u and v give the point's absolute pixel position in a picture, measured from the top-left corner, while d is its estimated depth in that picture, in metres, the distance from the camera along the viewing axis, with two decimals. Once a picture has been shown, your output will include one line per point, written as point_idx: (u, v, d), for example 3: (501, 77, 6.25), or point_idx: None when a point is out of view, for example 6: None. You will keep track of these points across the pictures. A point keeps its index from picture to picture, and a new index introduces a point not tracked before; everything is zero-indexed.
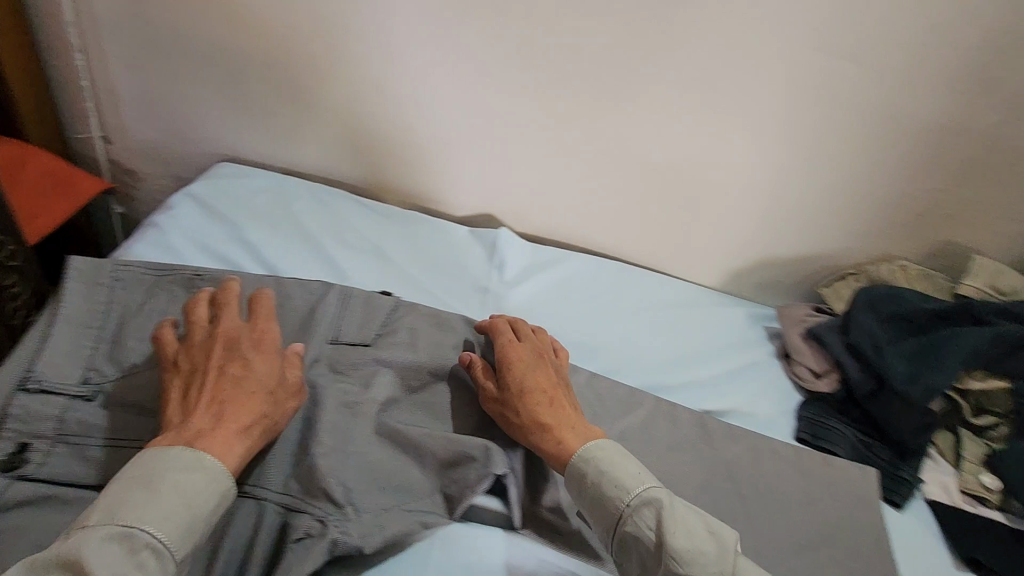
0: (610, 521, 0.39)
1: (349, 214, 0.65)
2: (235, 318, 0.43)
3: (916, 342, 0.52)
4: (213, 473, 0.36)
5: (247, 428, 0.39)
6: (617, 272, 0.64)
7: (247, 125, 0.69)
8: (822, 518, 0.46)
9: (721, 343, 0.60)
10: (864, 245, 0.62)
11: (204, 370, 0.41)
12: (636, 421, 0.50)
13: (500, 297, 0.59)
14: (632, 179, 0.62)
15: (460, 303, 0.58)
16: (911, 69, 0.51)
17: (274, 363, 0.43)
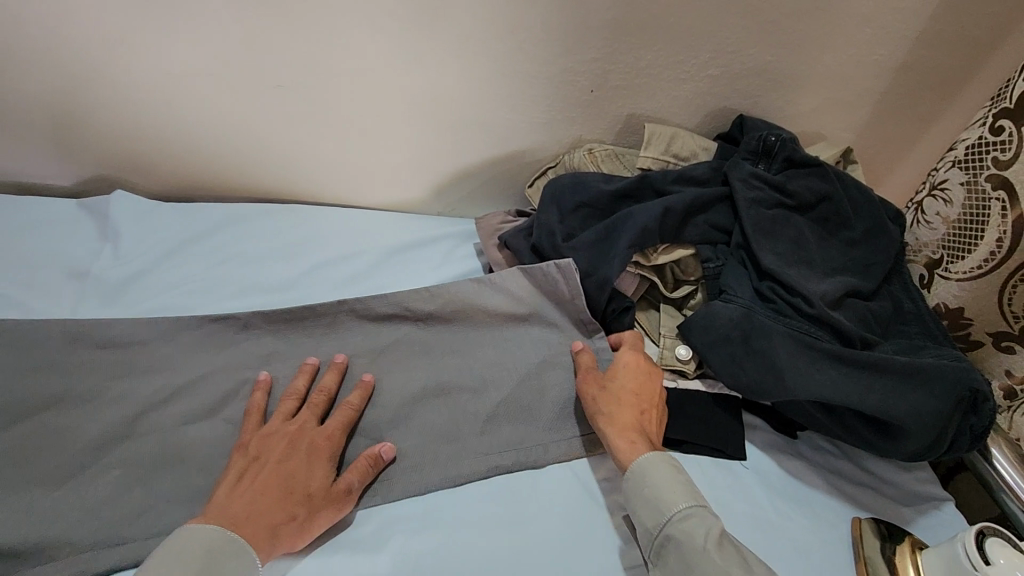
0: (653, 526, 0.55)
1: None
2: (305, 431, 0.58)
3: (602, 230, 0.72)
4: (240, 553, 0.49)
5: (275, 522, 0.51)
6: (262, 231, 0.78)
7: None
8: (554, 427, 0.66)
9: (403, 264, 0.80)
10: (544, 139, 0.85)
11: (257, 467, 0.55)
12: (393, 336, 0.69)
13: (176, 292, 0.70)
14: (326, 137, 0.81)
15: (218, 304, 0.70)
16: (458, 33, 0.71)
17: (317, 470, 0.55)
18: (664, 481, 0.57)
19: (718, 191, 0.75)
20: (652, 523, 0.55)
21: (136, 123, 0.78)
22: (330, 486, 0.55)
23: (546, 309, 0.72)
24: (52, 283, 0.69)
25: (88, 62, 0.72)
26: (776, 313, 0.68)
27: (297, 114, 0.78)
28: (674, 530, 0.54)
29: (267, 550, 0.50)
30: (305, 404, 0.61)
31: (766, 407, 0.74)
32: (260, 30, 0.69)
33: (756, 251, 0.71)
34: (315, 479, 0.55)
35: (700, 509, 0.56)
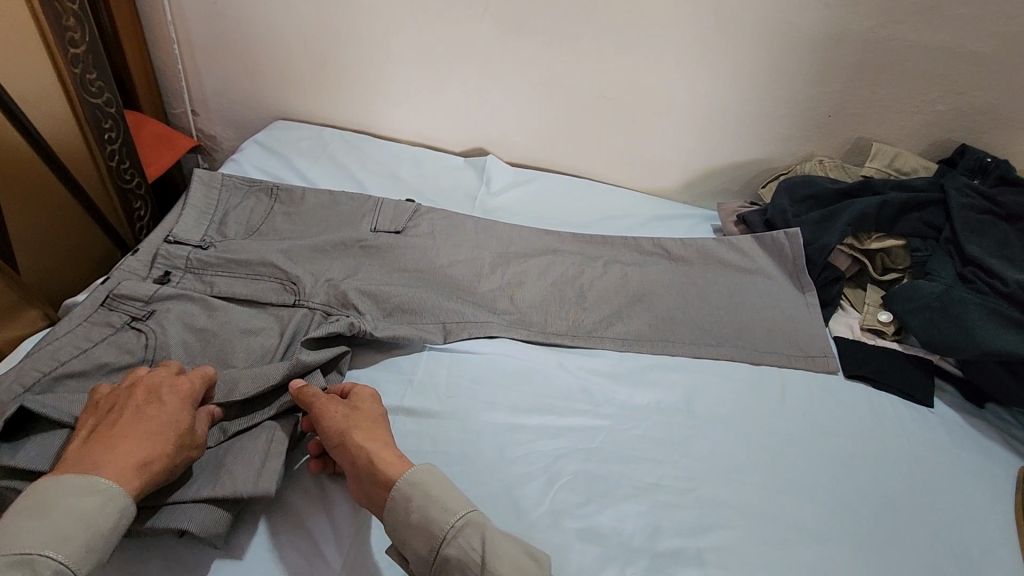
0: (430, 549, 0.58)
1: (378, 151, 1.16)
2: (152, 382, 0.63)
3: (826, 212, 0.96)
4: (114, 493, 0.54)
5: (145, 457, 0.57)
6: (569, 187, 1.15)
7: (335, 101, 1.21)
8: (773, 340, 0.90)
9: (660, 226, 1.11)
10: (780, 150, 1.10)
11: (129, 413, 0.60)
12: (653, 264, 0.99)
13: (517, 211, 1.08)
14: (615, 134, 1.14)
15: (542, 223, 1.06)
16: (733, 63, 1.01)
17: (179, 412, 0.62)
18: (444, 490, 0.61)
19: (934, 196, 0.93)
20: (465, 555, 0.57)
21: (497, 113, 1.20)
22: (362, 475, 0.62)
23: (775, 262, 0.97)
24: (454, 195, 1.10)
25: None
26: (976, 291, 0.85)
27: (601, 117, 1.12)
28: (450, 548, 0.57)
29: (135, 483, 0.56)
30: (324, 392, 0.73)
31: (959, 376, 0.88)
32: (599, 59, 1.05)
33: (963, 243, 0.88)
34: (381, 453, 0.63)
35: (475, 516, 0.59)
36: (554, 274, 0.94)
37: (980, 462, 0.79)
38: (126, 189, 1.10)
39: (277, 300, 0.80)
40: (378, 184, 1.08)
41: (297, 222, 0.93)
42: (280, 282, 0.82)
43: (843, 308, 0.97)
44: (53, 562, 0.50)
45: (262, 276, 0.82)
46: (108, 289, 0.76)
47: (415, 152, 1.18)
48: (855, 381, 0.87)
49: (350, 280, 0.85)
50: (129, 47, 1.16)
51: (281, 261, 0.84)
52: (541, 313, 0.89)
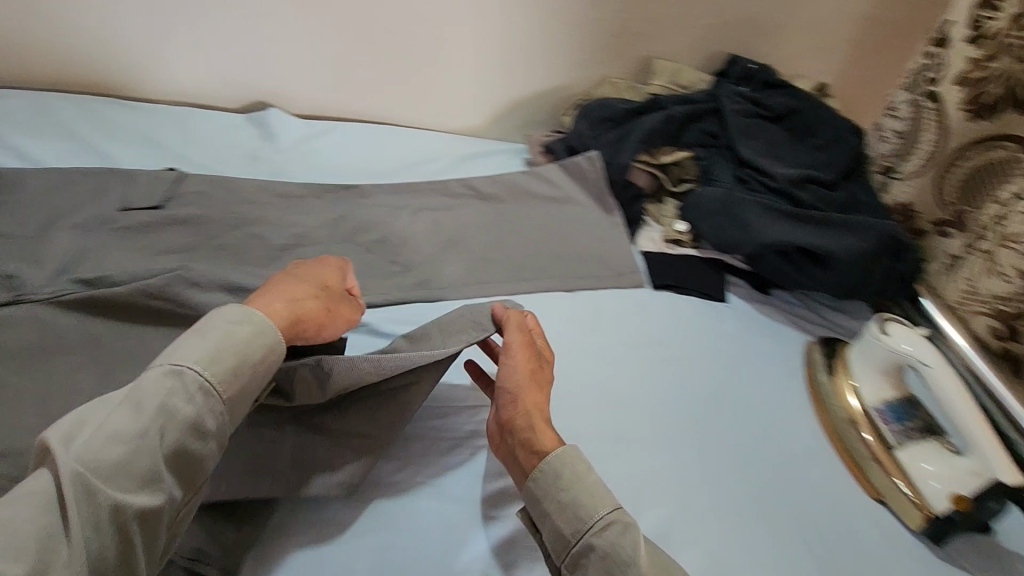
0: (574, 532, 0.54)
1: (127, 115, 0.96)
2: (301, 267, 0.66)
3: (620, 132, 0.98)
4: (261, 320, 0.56)
5: (299, 313, 0.60)
6: (367, 133, 1.06)
7: (63, 58, 0.98)
8: (584, 263, 0.91)
9: (470, 163, 1.07)
10: (576, 77, 1.10)
11: (307, 271, 0.66)
12: (463, 206, 0.95)
13: (309, 165, 0.97)
14: (408, 72, 1.06)
15: (340, 175, 0.96)
16: None
17: (348, 305, 0.66)
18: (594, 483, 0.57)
19: (710, 106, 0.99)
20: (571, 530, 0.54)
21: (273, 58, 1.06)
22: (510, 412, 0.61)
23: (577, 187, 0.98)
24: (232, 158, 0.95)
25: None
26: (751, 190, 0.93)
27: (388, 53, 1.03)
28: (598, 539, 0.53)
29: (286, 322, 0.59)
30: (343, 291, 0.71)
31: (746, 270, 0.96)
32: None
33: (737, 146, 0.95)
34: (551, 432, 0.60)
35: (623, 516, 0.55)
36: (357, 232, 0.86)
37: (767, 343, 0.87)
38: None
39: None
40: (134, 157, 0.91)
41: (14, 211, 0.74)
42: None
43: (647, 224, 1.01)
44: (199, 378, 0.51)
45: None
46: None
47: (178, 112, 1.00)
48: (661, 291, 0.92)
49: (94, 273, 0.70)
50: None
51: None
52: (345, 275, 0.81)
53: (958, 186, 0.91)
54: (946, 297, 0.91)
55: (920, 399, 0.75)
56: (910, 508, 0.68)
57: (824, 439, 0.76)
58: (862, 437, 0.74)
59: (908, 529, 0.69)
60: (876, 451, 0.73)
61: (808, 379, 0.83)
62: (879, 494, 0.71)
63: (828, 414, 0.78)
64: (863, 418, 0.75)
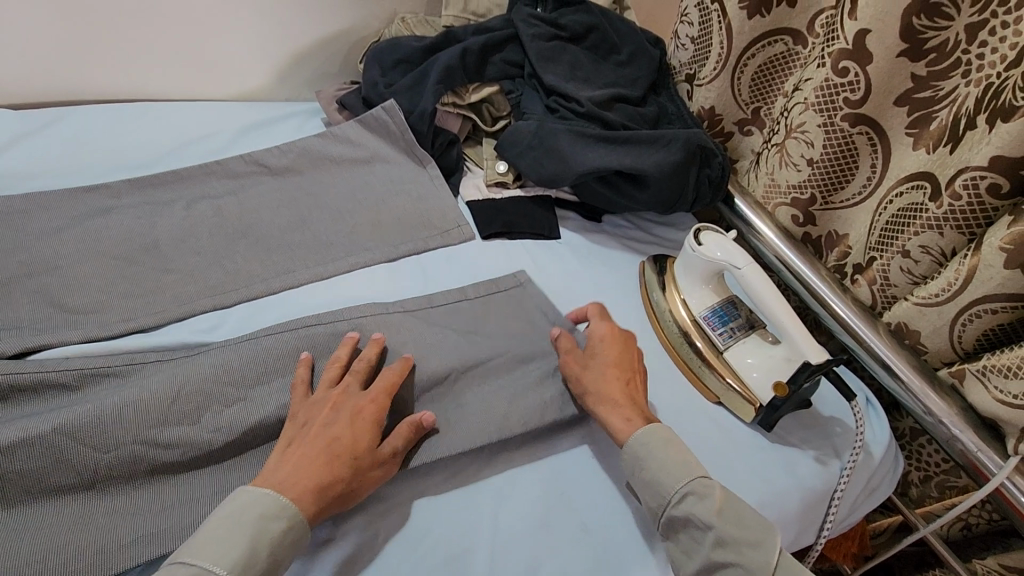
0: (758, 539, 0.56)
1: None
2: (348, 395, 0.60)
3: (416, 74, 0.88)
4: (291, 513, 0.52)
5: (320, 484, 0.54)
6: (110, 116, 0.86)
7: None
8: (404, 227, 0.83)
9: (256, 132, 0.92)
10: (359, 15, 0.97)
11: (320, 427, 0.57)
12: (252, 185, 0.81)
13: (29, 168, 0.77)
14: (144, 35, 0.86)
15: (83, 177, 0.78)
16: None
17: (366, 434, 0.57)
18: (663, 455, 0.61)
19: (507, 33, 0.92)
20: (656, 503, 0.60)
21: None
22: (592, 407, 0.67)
23: (381, 143, 0.89)
24: None
25: None
26: (562, 119, 0.89)
27: (103, 14, 0.82)
28: (676, 511, 0.58)
29: (312, 509, 0.53)
30: (346, 371, 0.63)
31: (576, 202, 0.94)
32: None
33: (541, 74, 0.90)
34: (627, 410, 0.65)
35: (699, 485, 0.59)
36: (113, 241, 0.70)
37: (603, 272, 0.87)
38: None
39: None
40: None
41: None
42: None
43: (469, 171, 0.95)
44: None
45: None
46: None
47: None
48: (493, 241, 0.87)
49: None
50: None
51: None
52: (103, 297, 0.66)
53: (751, 84, 0.93)
54: (754, 192, 0.95)
55: (738, 298, 0.79)
56: (743, 404, 0.72)
57: (663, 356, 0.79)
58: (696, 345, 0.76)
59: (745, 422, 0.73)
60: (708, 358, 0.75)
61: (644, 300, 0.84)
62: (717, 397, 0.75)
63: (665, 331, 0.80)
64: (694, 326, 0.77)
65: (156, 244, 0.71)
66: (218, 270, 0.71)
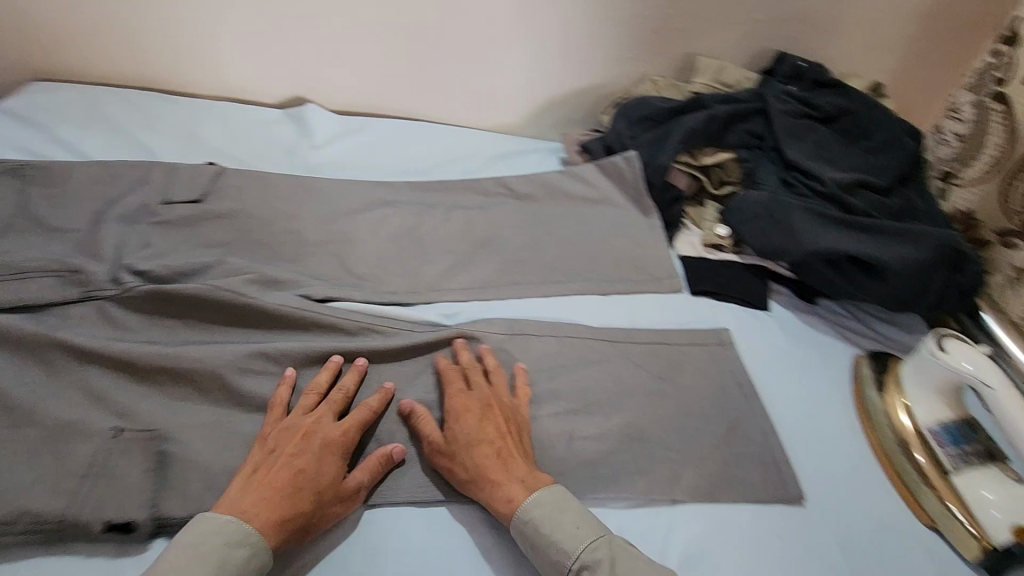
0: None
1: (156, 108, 0.96)
2: (321, 423, 0.61)
3: (660, 131, 0.94)
4: (254, 543, 0.52)
5: (284, 516, 0.54)
6: (401, 128, 1.05)
7: (97, 53, 0.98)
8: (621, 267, 0.88)
9: (506, 162, 1.05)
10: (616, 74, 1.07)
11: (468, 419, 0.64)
12: (498, 205, 0.93)
13: (338, 158, 0.96)
14: (443, 68, 1.04)
15: (374, 173, 0.96)
16: None
17: (331, 466, 0.58)
18: (559, 520, 0.58)
19: (757, 106, 0.95)
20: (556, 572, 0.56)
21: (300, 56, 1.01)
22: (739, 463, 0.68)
23: (615, 188, 0.95)
24: (269, 152, 0.94)
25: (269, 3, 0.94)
26: (798, 195, 0.89)
27: (420, 50, 1.01)
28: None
29: (275, 542, 0.53)
30: (325, 399, 0.65)
31: (791, 278, 0.92)
32: None
33: (785, 149, 0.91)
34: (517, 473, 0.61)
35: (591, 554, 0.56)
36: (390, 229, 0.84)
37: (810, 355, 0.83)
38: None
39: (43, 300, 0.65)
40: (176, 149, 0.91)
41: (28, 202, 0.74)
42: (53, 278, 0.67)
43: (686, 228, 0.98)
44: None
45: (21, 273, 0.66)
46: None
47: (210, 107, 0.99)
48: (700, 298, 0.88)
49: (114, 267, 0.69)
50: None
51: (35, 260, 0.67)
52: (376, 271, 0.79)
53: None
54: (1010, 312, 0.84)
55: (976, 420, 0.72)
56: (966, 538, 0.64)
57: (869, 459, 0.73)
58: (914, 458, 0.70)
59: (962, 559, 0.65)
60: (929, 475, 0.69)
61: (855, 395, 0.79)
62: (931, 522, 0.67)
63: (876, 435, 0.74)
64: (916, 438, 0.71)
65: (420, 238, 0.85)
66: (461, 269, 0.83)
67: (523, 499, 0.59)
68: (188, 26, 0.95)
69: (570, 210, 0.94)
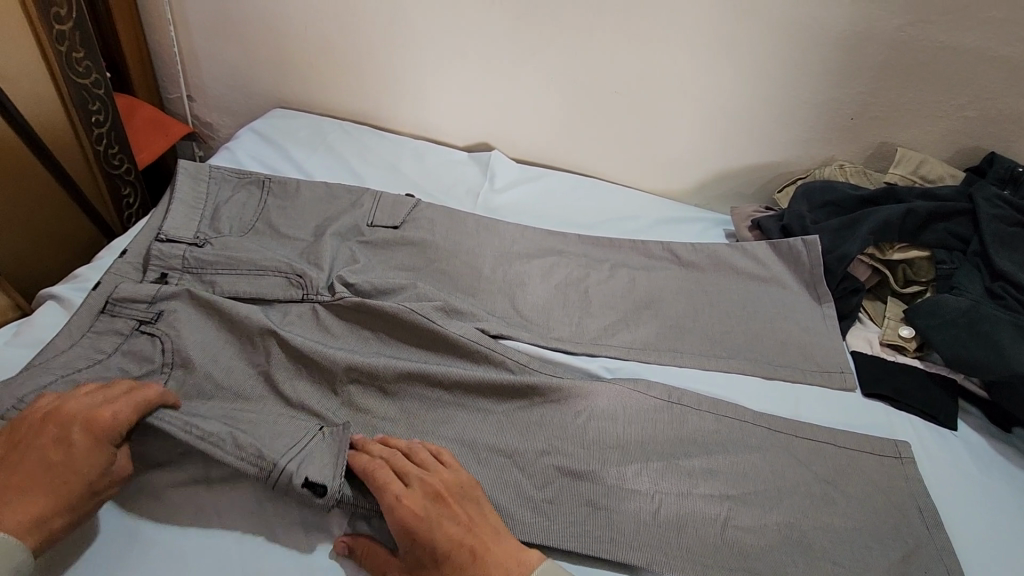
0: None
1: (367, 140, 1.10)
2: (87, 411, 0.59)
3: (847, 219, 0.91)
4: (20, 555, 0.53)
5: (41, 514, 0.55)
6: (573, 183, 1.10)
7: (329, 89, 1.14)
8: (789, 353, 0.85)
9: (671, 227, 1.06)
10: (799, 155, 1.05)
11: (422, 524, 0.58)
12: (663, 269, 0.94)
13: (515, 204, 1.03)
14: (623, 131, 1.09)
15: (547, 222, 1.01)
16: (749, 62, 0.97)
17: (95, 455, 0.58)
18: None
19: (962, 205, 0.89)
20: None
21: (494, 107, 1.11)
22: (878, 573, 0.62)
23: (787, 270, 0.93)
24: (456, 191, 1.03)
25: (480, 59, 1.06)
26: (1004, 308, 0.81)
27: (604, 112, 1.07)
28: None
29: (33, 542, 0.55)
30: (106, 386, 0.62)
31: (983, 398, 0.83)
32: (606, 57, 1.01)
33: (993, 256, 0.83)
34: (501, 558, 0.58)
35: None
36: (559, 278, 0.88)
37: (1005, 490, 0.73)
38: (116, 177, 1.04)
39: (274, 296, 0.77)
40: (379, 179, 1.03)
41: (267, 210, 0.87)
42: (282, 279, 0.78)
43: (861, 322, 0.92)
44: None
45: (260, 270, 0.78)
46: (106, 295, 0.74)
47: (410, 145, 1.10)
48: (873, 401, 0.82)
49: (329, 276, 0.79)
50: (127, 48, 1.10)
51: (271, 262, 0.79)
52: (544, 316, 0.83)
53: None
54: None
55: None
56: None
57: None
58: None
59: None
60: None
61: None
62: None
63: None
64: None
65: (586, 291, 0.88)
66: (623, 329, 0.84)
67: (535, 562, 0.58)
68: (408, 73, 1.10)
69: (737, 285, 0.93)
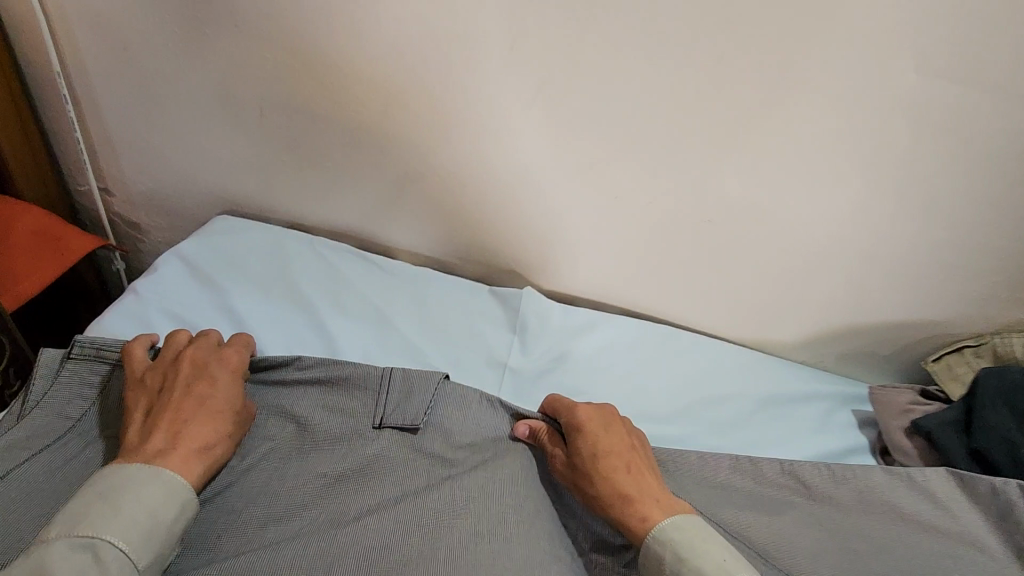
0: None
1: (345, 271, 0.77)
2: (214, 361, 0.58)
3: None
4: (183, 488, 0.48)
5: (210, 444, 0.52)
6: (638, 338, 0.77)
7: (295, 188, 0.83)
8: None
9: (781, 414, 0.73)
10: (970, 318, 0.73)
11: (606, 443, 0.56)
12: (788, 513, 0.61)
13: (560, 383, 0.71)
14: (711, 267, 0.77)
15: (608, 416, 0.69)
16: (909, 192, 0.65)
17: (239, 391, 0.56)
18: (694, 539, 0.49)
19: None
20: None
21: (525, 229, 0.79)
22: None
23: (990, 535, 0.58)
24: (471, 362, 0.71)
25: (507, 166, 0.74)
26: None
27: (685, 244, 0.75)
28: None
29: (198, 477, 0.50)
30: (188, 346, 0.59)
31: None
32: (691, 174, 0.69)
33: None
34: (651, 491, 0.54)
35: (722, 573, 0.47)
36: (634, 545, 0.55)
37: None
38: None
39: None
40: (359, 340, 0.70)
41: None
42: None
43: None
44: (117, 551, 0.43)
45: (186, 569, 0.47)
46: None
47: (406, 278, 0.78)
48: None
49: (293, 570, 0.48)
50: (5, 129, 0.79)
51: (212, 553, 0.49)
52: None
53: None
54: None
55: None
56: None
57: None
58: None
59: None
60: None
61: None
62: None
63: None
64: None
65: None
66: None
67: (659, 517, 0.51)
68: (406, 178, 0.79)
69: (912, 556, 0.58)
